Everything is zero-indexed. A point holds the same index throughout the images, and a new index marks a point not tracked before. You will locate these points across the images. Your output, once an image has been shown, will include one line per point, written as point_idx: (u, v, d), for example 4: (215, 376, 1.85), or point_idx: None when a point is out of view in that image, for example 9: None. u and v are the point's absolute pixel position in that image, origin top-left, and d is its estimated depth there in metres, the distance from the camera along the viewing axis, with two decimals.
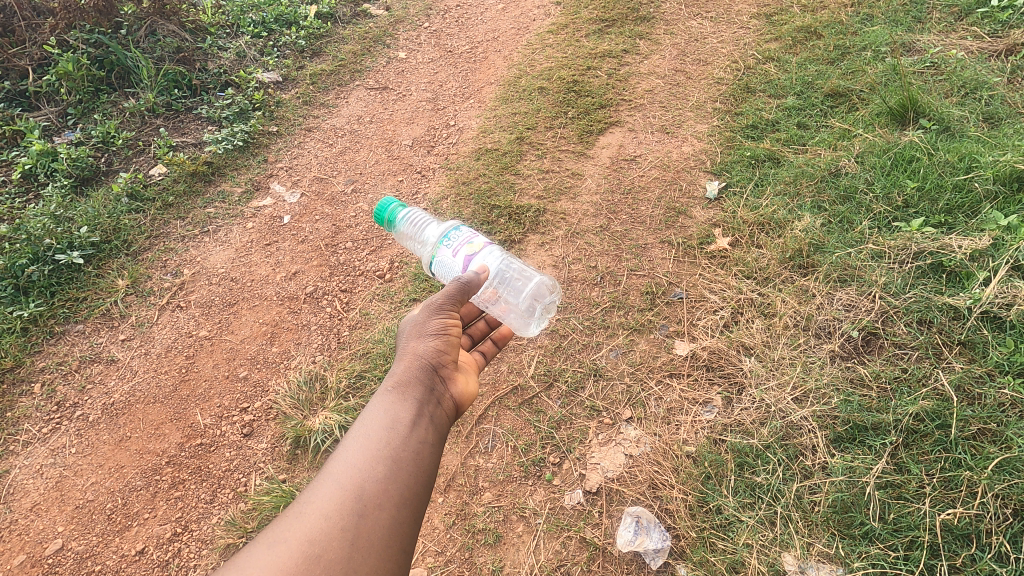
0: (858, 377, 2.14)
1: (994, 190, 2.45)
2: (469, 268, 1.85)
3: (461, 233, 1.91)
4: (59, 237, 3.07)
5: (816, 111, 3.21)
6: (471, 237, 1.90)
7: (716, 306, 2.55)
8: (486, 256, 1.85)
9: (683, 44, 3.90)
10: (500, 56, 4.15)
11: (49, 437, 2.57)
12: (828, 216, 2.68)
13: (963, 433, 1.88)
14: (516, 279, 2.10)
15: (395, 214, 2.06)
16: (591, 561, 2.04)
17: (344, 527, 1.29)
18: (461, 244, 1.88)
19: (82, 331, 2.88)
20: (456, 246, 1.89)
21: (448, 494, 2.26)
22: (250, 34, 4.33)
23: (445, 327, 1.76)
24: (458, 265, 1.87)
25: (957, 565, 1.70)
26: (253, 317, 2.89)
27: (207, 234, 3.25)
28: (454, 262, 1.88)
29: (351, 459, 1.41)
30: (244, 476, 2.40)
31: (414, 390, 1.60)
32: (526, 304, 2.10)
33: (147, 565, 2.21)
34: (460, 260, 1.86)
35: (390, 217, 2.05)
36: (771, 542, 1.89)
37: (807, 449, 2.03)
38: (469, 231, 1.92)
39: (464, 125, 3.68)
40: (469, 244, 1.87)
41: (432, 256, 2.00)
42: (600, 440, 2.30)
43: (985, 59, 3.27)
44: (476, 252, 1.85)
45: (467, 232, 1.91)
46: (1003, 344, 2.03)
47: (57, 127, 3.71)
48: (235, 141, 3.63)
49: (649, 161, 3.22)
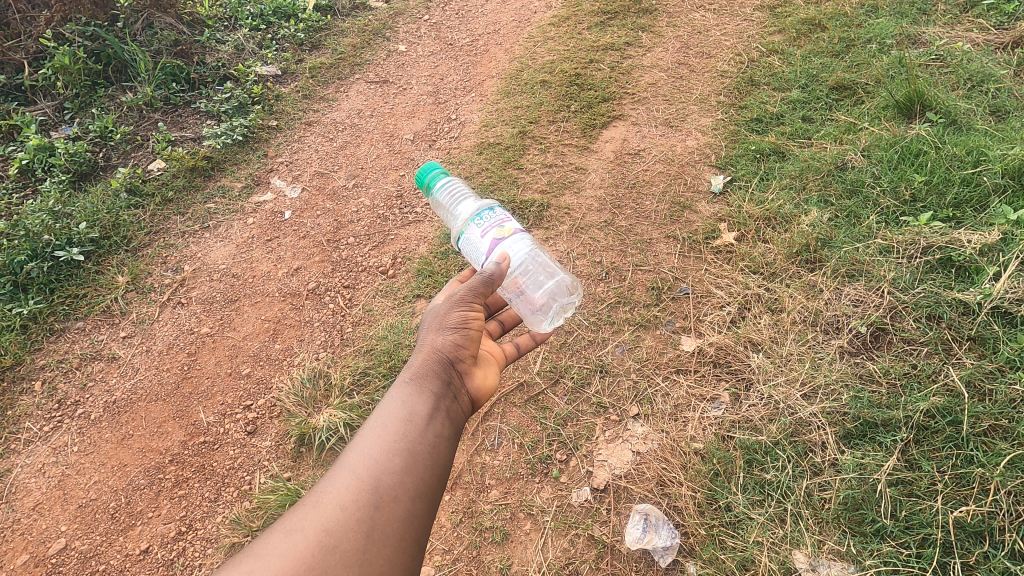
0: (867, 373, 2.13)
1: (1002, 184, 2.43)
2: (494, 252, 1.84)
3: (495, 215, 1.89)
4: (58, 233, 3.03)
5: (821, 104, 3.18)
6: (503, 221, 1.88)
7: (722, 301, 2.54)
8: (514, 243, 1.85)
9: (686, 37, 3.86)
10: (501, 49, 4.10)
11: (51, 435, 2.54)
12: (835, 210, 2.66)
13: (974, 429, 1.87)
14: (539, 273, 2.08)
15: (436, 180, 2.10)
16: (599, 559, 2.03)
17: (359, 519, 1.27)
18: (491, 225, 1.86)
19: (82, 329, 2.85)
20: (486, 227, 1.87)
21: (454, 492, 2.25)
22: (248, 26, 4.27)
23: (466, 320, 1.72)
24: (484, 246, 1.85)
25: (970, 563, 1.70)
26: (254, 313, 2.87)
27: (208, 229, 3.22)
28: (481, 243, 1.86)
29: (368, 450, 1.39)
30: (248, 474, 2.38)
31: (431, 382, 1.58)
32: (543, 300, 2.08)
33: (152, 565, 2.19)
34: (487, 242, 1.85)
35: (430, 182, 2.09)
36: (781, 540, 1.88)
37: (816, 446, 2.03)
38: (503, 215, 1.90)
39: (465, 119, 3.64)
40: (499, 227, 1.86)
41: (460, 232, 1.99)
42: (607, 437, 2.28)
43: (991, 51, 3.24)
44: (505, 237, 1.85)
45: (501, 215, 1.89)
46: (1014, 340, 2.02)
47: (54, 122, 3.66)
48: (234, 136, 3.59)
49: (654, 156, 3.20)
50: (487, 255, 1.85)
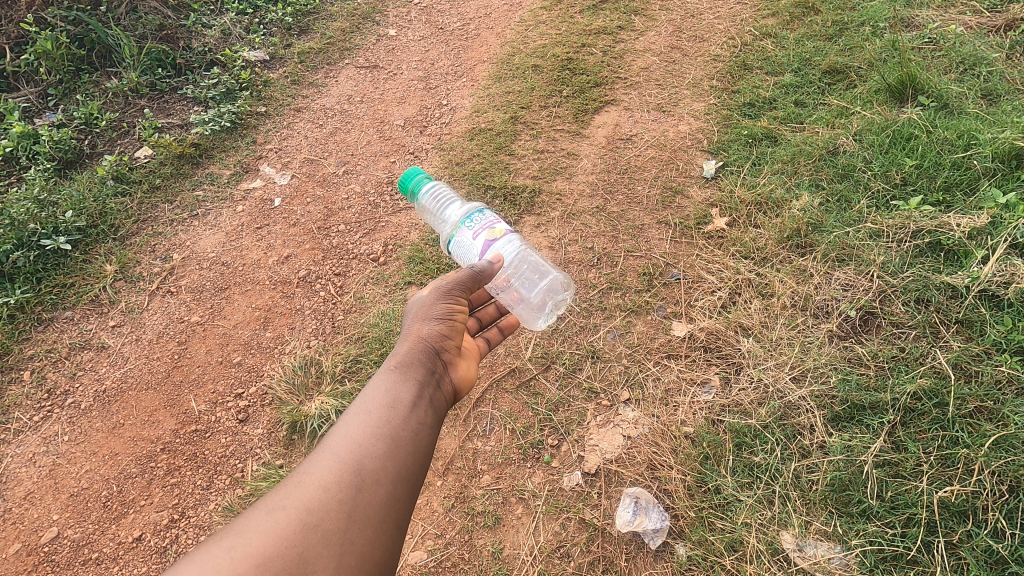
0: (856, 357, 2.14)
1: (993, 168, 2.42)
2: (487, 254, 1.82)
3: (484, 217, 1.87)
4: (44, 221, 3.00)
5: (814, 88, 3.17)
6: (494, 222, 1.86)
7: (713, 286, 2.54)
8: (505, 244, 1.83)
9: (680, 20, 3.83)
10: (492, 33, 4.06)
11: (40, 425, 2.53)
12: (827, 195, 2.66)
13: (960, 411, 1.89)
14: (531, 274, 2.18)
15: (420, 184, 2.08)
16: (591, 541, 2.05)
17: (341, 500, 1.28)
18: (482, 227, 1.85)
19: (71, 318, 2.83)
20: (477, 230, 1.85)
21: (447, 477, 2.26)
22: (235, 10, 4.19)
23: (451, 312, 1.74)
24: (476, 248, 1.84)
25: (953, 542, 1.73)
26: (245, 301, 2.85)
27: (197, 217, 3.19)
28: (473, 246, 1.84)
29: (351, 433, 1.40)
30: (241, 462, 2.39)
31: (415, 371, 1.59)
32: (538, 298, 2.14)
33: (145, 552, 2.20)
34: (479, 245, 1.83)
35: (414, 187, 2.08)
36: (769, 521, 1.91)
37: (805, 429, 2.04)
38: (492, 216, 1.88)
39: (457, 104, 3.60)
40: (491, 229, 1.84)
41: (450, 235, 1.97)
42: (599, 422, 2.29)
43: (984, 34, 3.22)
44: (497, 239, 1.82)
45: (490, 217, 1.87)
46: (1001, 323, 2.03)
47: (38, 109, 3.61)
48: (221, 122, 3.55)
49: (646, 141, 3.18)
50: (480, 257, 1.83)
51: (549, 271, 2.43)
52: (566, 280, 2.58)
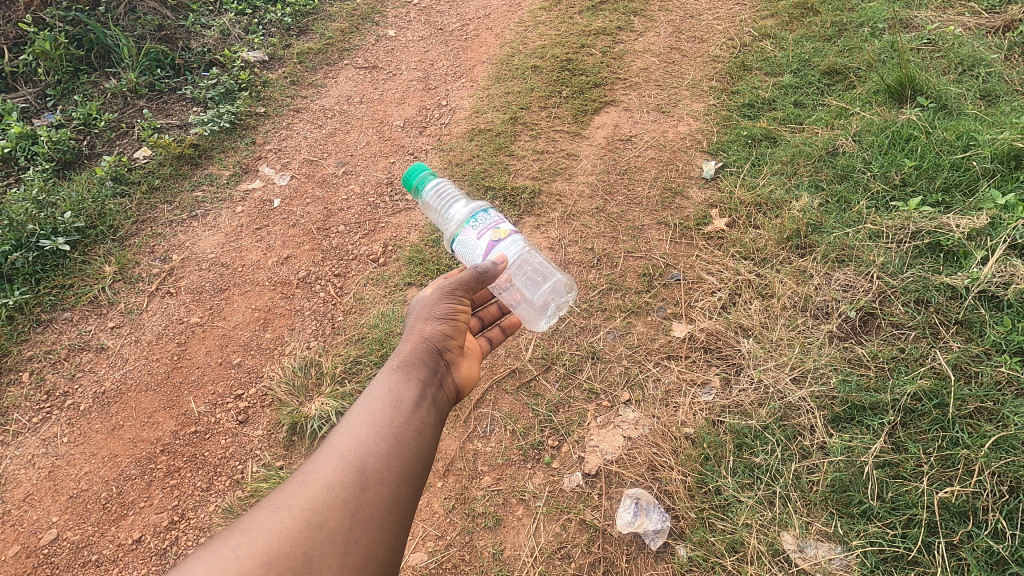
0: (856, 358, 2.15)
1: (992, 169, 2.42)
2: (491, 254, 1.81)
3: (489, 217, 1.86)
4: (43, 222, 3.00)
5: (813, 88, 3.17)
6: (498, 223, 1.85)
7: (713, 287, 2.54)
8: (509, 245, 1.82)
9: (679, 21, 3.83)
10: (491, 33, 4.05)
11: (39, 427, 2.53)
12: (826, 196, 2.66)
13: (960, 412, 1.89)
14: (534, 275, 2.16)
15: (424, 181, 2.08)
16: (591, 542, 2.05)
17: (345, 499, 1.28)
18: (487, 227, 1.83)
19: (70, 319, 2.82)
20: (482, 229, 1.83)
21: (447, 478, 2.26)
22: (234, 10, 4.19)
23: (454, 312, 1.74)
24: (480, 248, 1.82)
25: (954, 542, 1.73)
26: (245, 302, 2.85)
27: (196, 218, 3.19)
28: (477, 245, 1.83)
29: (355, 433, 1.40)
30: (241, 463, 2.39)
31: (418, 370, 1.58)
32: (541, 300, 2.14)
33: (144, 554, 2.20)
34: (483, 244, 1.82)
35: (418, 184, 2.07)
36: (769, 522, 1.91)
37: (806, 429, 2.05)
38: (497, 217, 1.87)
39: (456, 105, 3.60)
40: (495, 229, 1.83)
41: (454, 234, 1.96)
42: (599, 423, 2.29)
43: (982, 35, 3.23)
44: (501, 239, 1.82)
45: (495, 217, 1.86)
46: (1001, 323, 2.03)
47: (36, 109, 3.61)
48: (221, 123, 3.54)
49: (645, 141, 3.18)
50: (483, 257, 1.82)
51: (552, 272, 2.42)
52: (568, 282, 2.58)
